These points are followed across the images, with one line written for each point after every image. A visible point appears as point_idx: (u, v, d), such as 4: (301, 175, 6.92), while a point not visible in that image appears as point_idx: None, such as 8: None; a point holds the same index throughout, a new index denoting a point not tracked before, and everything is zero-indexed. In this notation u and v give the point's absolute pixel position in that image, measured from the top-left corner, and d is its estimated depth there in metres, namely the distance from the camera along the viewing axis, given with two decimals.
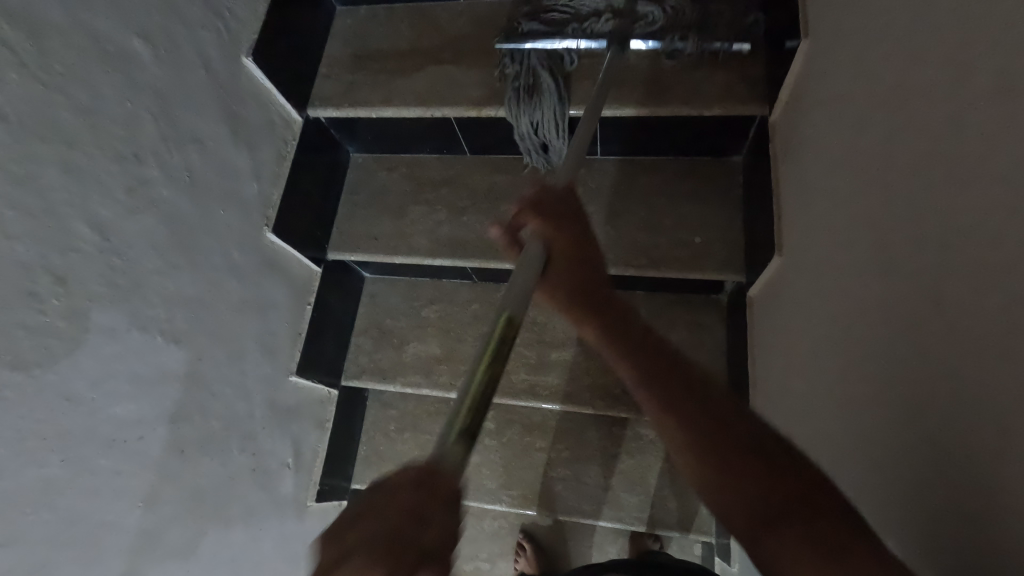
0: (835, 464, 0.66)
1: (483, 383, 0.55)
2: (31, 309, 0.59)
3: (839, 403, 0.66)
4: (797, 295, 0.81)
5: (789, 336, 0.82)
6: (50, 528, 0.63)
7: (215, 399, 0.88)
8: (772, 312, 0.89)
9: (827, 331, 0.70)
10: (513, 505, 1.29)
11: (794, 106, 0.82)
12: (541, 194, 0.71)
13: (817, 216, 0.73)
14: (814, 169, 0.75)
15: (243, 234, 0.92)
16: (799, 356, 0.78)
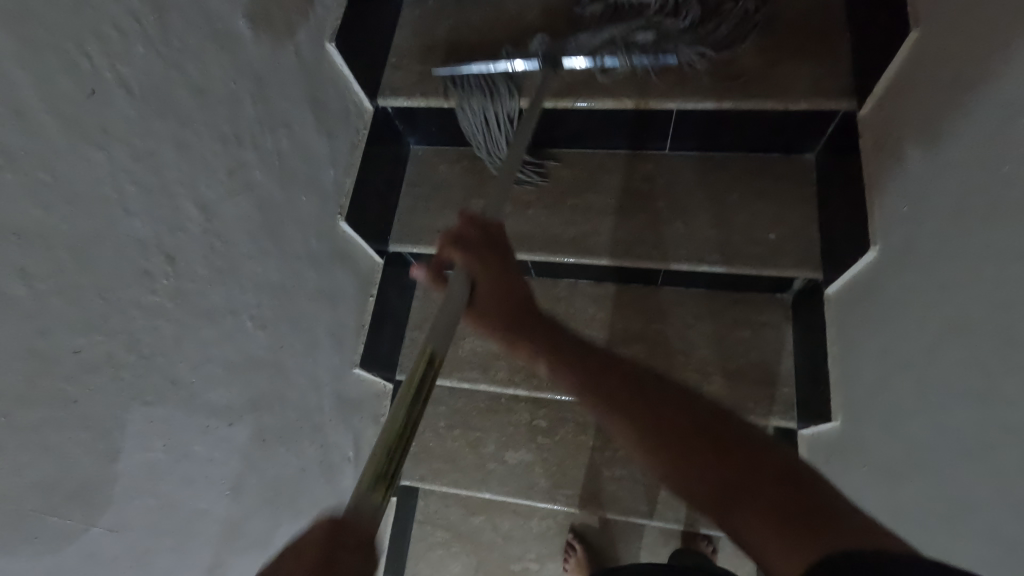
0: (936, 462, 0.65)
1: (401, 414, 0.58)
2: (143, 286, 0.58)
3: (939, 401, 0.65)
4: (885, 293, 0.80)
5: (872, 331, 0.82)
6: (151, 514, 0.61)
7: (292, 389, 0.86)
8: (855, 310, 0.88)
9: (922, 331, 0.69)
10: (568, 504, 1.27)
11: (888, 101, 0.81)
12: (459, 230, 0.75)
13: (916, 216, 0.72)
14: (911, 166, 0.74)
15: (321, 222, 0.91)
16: (887, 358, 0.77)
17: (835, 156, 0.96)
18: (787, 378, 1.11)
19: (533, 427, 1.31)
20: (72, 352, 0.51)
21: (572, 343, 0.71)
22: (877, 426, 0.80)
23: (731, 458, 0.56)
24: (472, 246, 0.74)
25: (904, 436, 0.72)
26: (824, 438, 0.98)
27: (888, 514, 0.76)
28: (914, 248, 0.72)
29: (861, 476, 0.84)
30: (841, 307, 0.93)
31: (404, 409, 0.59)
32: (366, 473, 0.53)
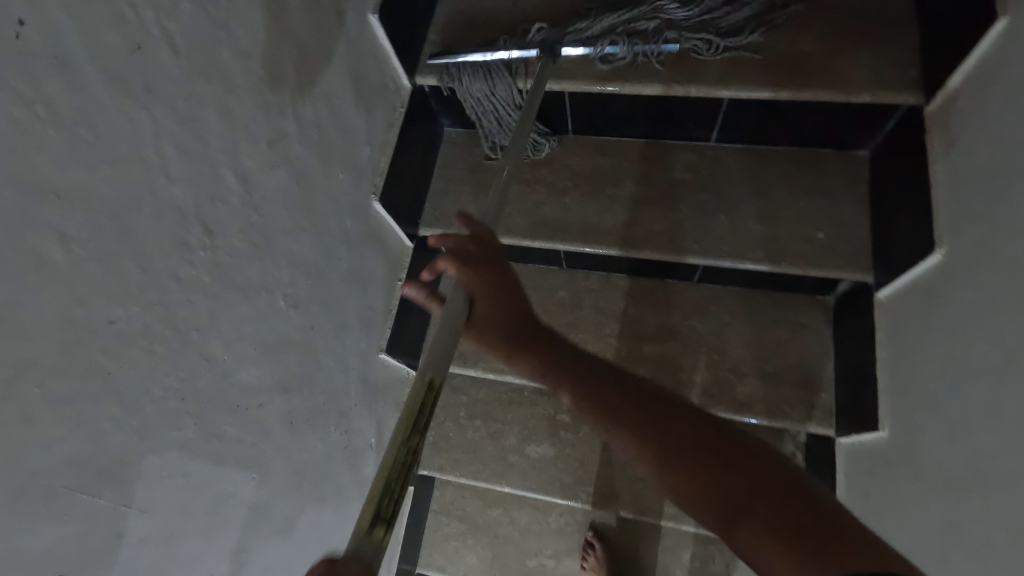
0: (1005, 481, 0.61)
1: (397, 455, 0.56)
2: (182, 257, 0.55)
3: (1013, 415, 0.61)
4: (955, 300, 0.75)
5: (939, 340, 0.77)
6: (181, 495, 0.59)
7: (321, 371, 0.84)
8: (915, 317, 0.83)
9: (1000, 340, 0.65)
10: (590, 502, 1.24)
11: (964, 95, 0.76)
12: (459, 244, 0.72)
13: (996, 219, 0.67)
14: (993, 163, 0.69)
15: (356, 201, 0.88)
16: (955, 368, 0.73)
17: (894, 151, 0.92)
18: (826, 383, 1.07)
19: (556, 421, 1.28)
20: (107, 323, 0.48)
21: (575, 354, 0.70)
22: (936, 436, 0.76)
23: (739, 475, 0.56)
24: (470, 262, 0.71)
25: (972, 451, 0.68)
26: (867, 447, 0.95)
27: (940, 531, 0.72)
28: (992, 253, 0.68)
29: (911, 489, 0.80)
30: (897, 314, 0.89)
31: (404, 440, 0.57)
32: (364, 511, 0.51)
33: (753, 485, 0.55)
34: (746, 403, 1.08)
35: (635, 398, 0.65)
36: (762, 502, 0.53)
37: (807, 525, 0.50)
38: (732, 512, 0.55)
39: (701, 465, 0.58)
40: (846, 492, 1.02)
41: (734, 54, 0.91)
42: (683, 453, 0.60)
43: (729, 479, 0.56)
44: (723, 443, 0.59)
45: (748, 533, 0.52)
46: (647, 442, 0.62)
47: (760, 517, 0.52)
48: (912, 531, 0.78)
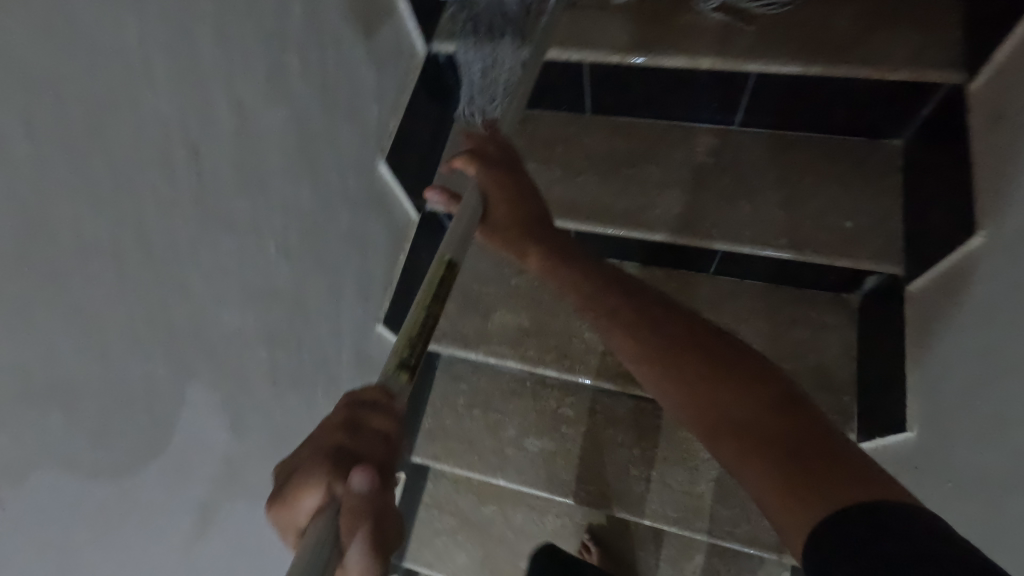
0: None
1: (416, 323, 0.56)
2: (162, 174, 0.52)
3: None
4: (995, 290, 0.69)
5: (977, 335, 0.71)
6: (143, 433, 0.55)
7: (312, 330, 0.80)
8: (949, 310, 0.77)
9: None
10: (588, 502, 1.17)
11: (1008, 71, 0.71)
12: (479, 143, 0.75)
13: None
14: None
15: (360, 159, 0.84)
16: (994, 358, 0.67)
17: (931, 138, 0.86)
18: (848, 386, 1.00)
19: (557, 415, 1.22)
20: (71, 226, 0.45)
21: (595, 262, 0.79)
22: (977, 433, 0.70)
23: (736, 387, 0.64)
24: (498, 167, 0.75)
25: (1005, 443, 0.64)
26: (899, 450, 0.89)
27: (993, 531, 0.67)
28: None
29: (956, 490, 0.75)
30: (927, 309, 0.83)
31: (425, 307, 0.57)
32: (391, 358, 0.53)
33: (746, 399, 0.63)
34: None
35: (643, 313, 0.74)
36: (752, 414, 0.62)
37: (797, 439, 0.58)
38: (723, 417, 0.64)
39: (697, 373, 0.67)
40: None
41: (762, 27, 0.88)
42: (682, 365, 0.69)
43: (724, 388, 0.65)
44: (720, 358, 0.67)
45: (732, 443, 0.61)
46: (650, 354, 0.71)
47: (751, 430, 0.61)
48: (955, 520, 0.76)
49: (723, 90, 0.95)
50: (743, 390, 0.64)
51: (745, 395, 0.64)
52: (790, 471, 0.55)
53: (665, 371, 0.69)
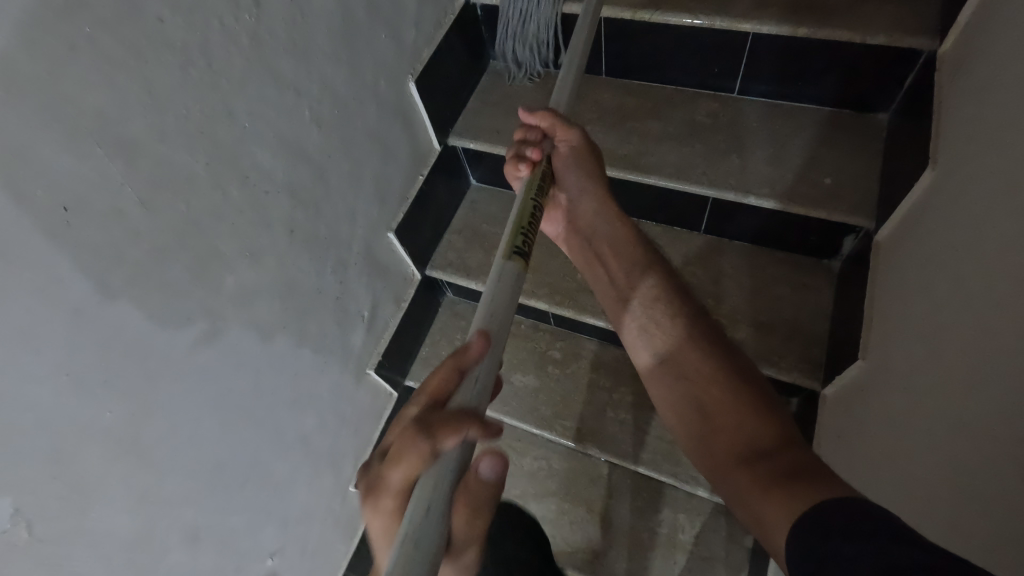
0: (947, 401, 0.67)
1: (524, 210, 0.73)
2: (229, 7, 0.65)
3: (968, 338, 0.65)
4: (927, 238, 0.79)
5: (912, 278, 0.80)
6: (179, 221, 0.66)
7: (330, 205, 0.91)
8: (893, 260, 0.86)
9: (967, 268, 0.68)
10: (564, 437, 1.22)
11: (967, 35, 0.79)
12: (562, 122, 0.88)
13: (973, 155, 0.71)
14: (970, 105, 0.74)
15: (393, 71, 0.97)
16: (943, 271, 0.73)
17: (908, 105, 0.94)
18: (819, 340, 1.04)
19: (546, 356, 1.30)
20: (155, 19, 0.57)
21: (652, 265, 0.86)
22: (923, 342, 0.75)
23: (751, 415, 0.69)
24: (584, 175, 0.92)
25: (930, 401, 0.70)
26: (845, 386, 0.92)
27: (933, 459, 0.68)
28: (970, 165, 0.71)
29: (903, 433, 0.75)
30: (877, 261, 0.91)
31: (530, 199, 0.76)
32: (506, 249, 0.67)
33: (757, 427, 0.68)
34: None
35: (682, 339, 0.79)
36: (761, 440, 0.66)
37: (790, 460, 0.61)
38: (750, 454, 0.66)
39: (725, 405, 0.72)
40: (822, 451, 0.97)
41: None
42: (721, 401, 0.73)
43: (739, 418, 0.70)
44: (741, 387, 0.73)
45: (748, 475, 0.63)
46: (687, 396, 0.76)
47: (763, 457, 0.64)
48: (893, 464, 0.76)
49: (723, 54, 1.05)
50: (759, 420, 0.68)
51: (767, 429, 0.67)
52: (773, 484, 0.58)
53: (676, 395, 0.78)
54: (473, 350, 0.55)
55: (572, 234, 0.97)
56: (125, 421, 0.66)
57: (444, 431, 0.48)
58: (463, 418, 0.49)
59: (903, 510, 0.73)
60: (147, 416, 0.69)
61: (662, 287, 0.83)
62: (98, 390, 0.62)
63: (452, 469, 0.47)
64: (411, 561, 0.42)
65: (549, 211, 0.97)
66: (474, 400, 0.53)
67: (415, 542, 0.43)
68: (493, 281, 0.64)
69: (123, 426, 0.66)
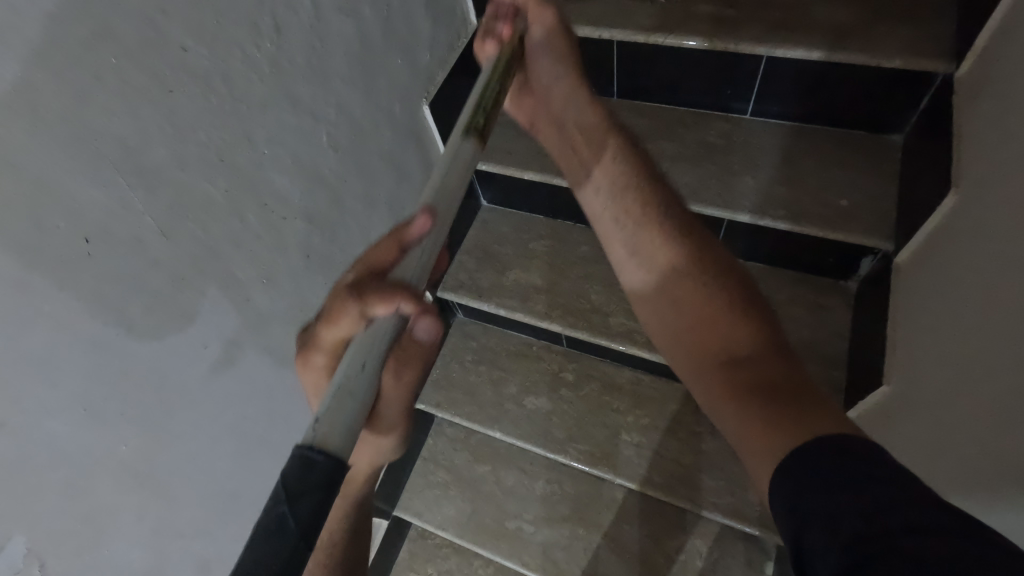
0: (981, 433, 0.67)
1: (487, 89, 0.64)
2: (250, 34, 0.65)
3: (988, 370, 0.65)
4: (940, 271, 0.79)
5: (928, 309, 0.81)
6: (198, 248, 0.65)
7: (344, 227, 0.90)
8: (908, 290, 0.87)
9: (982, 301, 0.69)
10: (578, 461, 1.21)
11: (983, 62, 0.80)
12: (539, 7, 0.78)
13: (986, 192, 0.72)
14: (983, 140, 0.75)
15: (407, 93, 0.97)
16: (963, 293, 0.73)
17: (924, 127, 0.94)
18: (839, 362, 1.02)
19: (558, 378, 1.28)
20: (179, 49, 0.57)
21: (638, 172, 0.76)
22: (940, 371, 0.75)
23: (736, 313, 0.64)
24: (555, 57, 0.80)
25: (963, 433, 0.71)
26: (869, 412, 0.90)
27: (987, 460, 0.67)
28: (985, 200, 0.72)
29: (949, 436, 0.74)
30: (894, 287, 0.91)
31: (492, 93, 0.64)
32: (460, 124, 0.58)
33: (742, 330, 0.63)
34: None
35: (661, 238, 0.72)
36: (742, 341, 0.62)
37: (777, 369, 0.57)
38: (729, 360, 0.62)
39: (710, 305, 0.66)
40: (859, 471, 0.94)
41: (772, 22, 1.00)
42: (697, 296, 0.68)
43: (727, 316, 0.65)
44: (729, 289, 0.67)
45: (732, 383, 0.59)
46: (666, 300, 0.71)
47: (747, 361, 0.60)
48: (950, 470, 0.75)
49: (735, 76, 1.06)
50: (743, 319, 0.64)
51: (749, 330, 0.63)
52: (754, 395, 0.55)
53: (667, 302, 0.71)
54: (414, 229, 0.48)
55: (544, 126, 0.86)
56: (140, 451, 0.65)
57: (375, 296, 0.43)
58: (397, 289, 0.43)
59: (981, 500, 0.72)
60: (161, 446, 0.67)
61: (641, 184, 0.75)
62: (115, 422, 0.61)
63: (385, 336, 0.43)
64: (340, 409, 0.39)
65: (517, 100, 0.86)
66: (417, 276, 0.47)
67: (339, 414, 0.39)
68: (444, 160, 0.54)
69: (139, 458, 0.65)
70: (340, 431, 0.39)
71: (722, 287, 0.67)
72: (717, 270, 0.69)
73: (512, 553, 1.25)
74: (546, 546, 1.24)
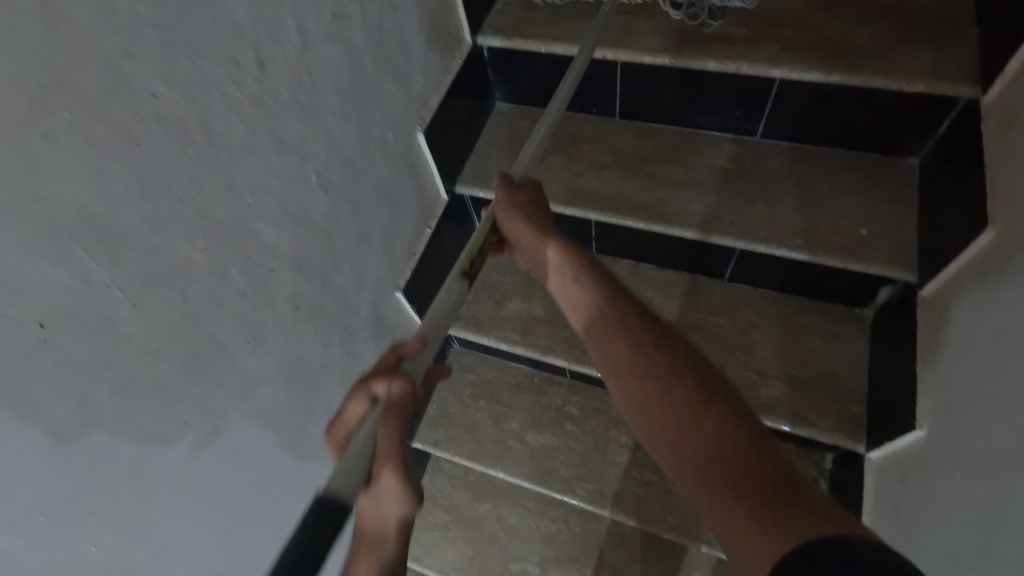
0: (978, 510, 0.66)
1: (480, 238, 0.75)
2: (230, 72, 0.57)
3: (1000, 442, 0.64)
4: (957, 323, 0.77)
5: (946, 361, 0.78)
6: (175, 316, 0.57)
7: (336, 272, 0.82)
8: (928, 338, 0.84)
9: (998, 364, 0.67)
10: (586, 501, 1.15)
11: (1007, 97, 0.77)
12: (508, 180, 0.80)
13: (1006, 250, 0.70)
14: (1005, 190, 0.73)
15: (400, 122, 0.90)
16: (980, 352, 0.71)
17: (945, 153, 0.90)
18: (859, 397, 0.97)
19: (563, 412, 1.23)
20: (147, 95, 0.49)
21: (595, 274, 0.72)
22: (955, 432, 0.73)
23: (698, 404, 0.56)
24: (508, 214, 0.78)
25: (960, 501, 0.69)
26: (899, 454, 0.85)
27: (976, 537, 0.65)
28: (1006, 255, 0.70)
29: (945, 503, 0.72)
30: (913, 332, 0.88)
31: (483, 236, 0.76)
32: (455, 269, 0.69)
33: (703, 425, 0.55)
34: (769, 406, 0.98)
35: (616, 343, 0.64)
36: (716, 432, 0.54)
37: (749, 465, 0.50)
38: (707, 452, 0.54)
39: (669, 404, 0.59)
40: None
41: (786, 42, 0.96)
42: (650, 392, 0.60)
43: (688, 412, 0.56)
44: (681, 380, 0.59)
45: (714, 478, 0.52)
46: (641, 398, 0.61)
47: (711, 464, 0.52)
48: (936, 539, 0.73)
49: (747, 98, 1.01)
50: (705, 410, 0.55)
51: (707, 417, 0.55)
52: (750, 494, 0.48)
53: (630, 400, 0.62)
54: (412, 346, 0.62)
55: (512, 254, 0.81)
56: (110, 550, 0.57)
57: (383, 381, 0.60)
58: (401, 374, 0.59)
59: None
60: (138, 539, 0.59)
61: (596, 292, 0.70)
62: (81, 524, 0.53)
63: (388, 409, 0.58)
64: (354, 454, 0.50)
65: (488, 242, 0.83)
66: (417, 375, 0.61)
67: (347, 471, 0.48)
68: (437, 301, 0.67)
69: (109, 558, 0.57)
70: (350, 484, 0.48)
71: (676, 380, 0.58)
72: (665, 357, 0.62)
73: None
74: None
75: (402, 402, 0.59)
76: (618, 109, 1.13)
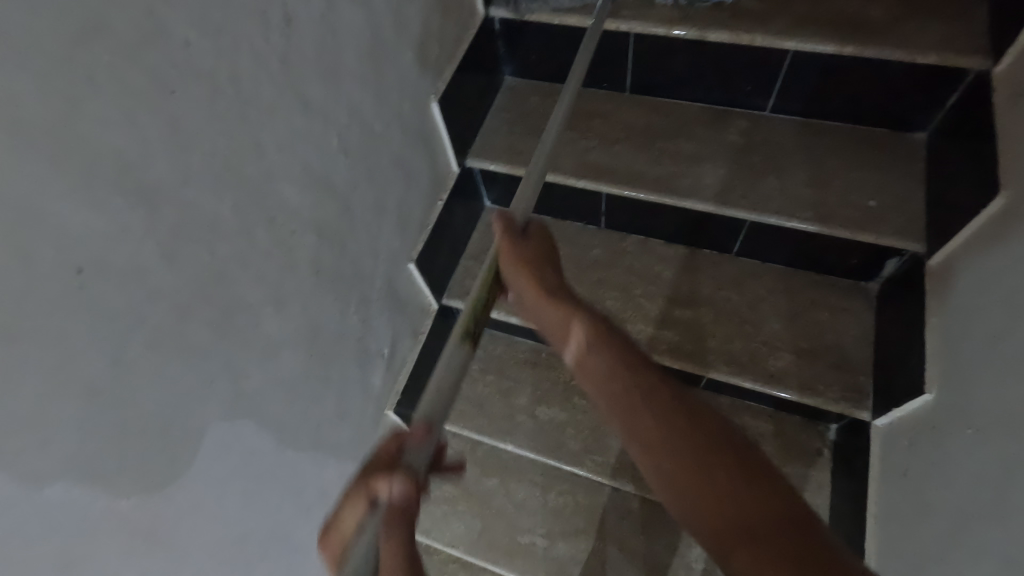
0: (990, 464, 0.68)
1: (482, 293, 0.67)
2: (259, 27, 0.57)
3: (1012, 398, 0.65)
4: (967, 288, 0.79)
5: (955, 327, 0.80)
6: (203, 272, 0.57)
7: (353, 239, 0.82)
8: (937, 304, 0.86)
9: (1008, 324, 0.69)
10: (595, 473, 1.16)
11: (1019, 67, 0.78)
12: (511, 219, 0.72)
13: (1017, 215, 0.72)
14: (1014, 158, 0.74)
15: (416, 91, 0.89)
16: (990, 314, 0.73)
17: (953, 125, 0.91)
18: (865, 367, 0.99)
19: (571, 386, 1.24)
20: (181, 44, 0.49)
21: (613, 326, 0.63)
22: (966, 393, 0.75)
23: (739, 480, 0.49)
24: (511, 260, 0.69)
25: (971, 459, 0.71)
26: (908, 418, 0.87)
27: (986, 492, 0.67)
28: (1016, 221, 0.72)
29: (954, 462, 0.75)
30: (921, 300, 0.90)
31: (484, 291, 0.68)
32: (455, 329, 0.60)
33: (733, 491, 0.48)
34: (778, 376, 1.00)
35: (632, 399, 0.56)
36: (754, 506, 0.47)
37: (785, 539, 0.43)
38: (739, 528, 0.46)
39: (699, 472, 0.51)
40: (878, 513, 0.91)
41: (798, 15, 0.96)
42: (680, 460, 0.52)
43: (725, 482, 0.49)
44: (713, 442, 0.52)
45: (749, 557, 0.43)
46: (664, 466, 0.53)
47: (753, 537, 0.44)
48: (944, 498, 0.75)
49: (759, 71, 1.01)
50: (739, 477, 0.49)
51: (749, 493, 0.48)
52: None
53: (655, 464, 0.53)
54: (414, 435, 0.49)
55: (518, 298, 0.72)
56: (141, 508, 0.57)
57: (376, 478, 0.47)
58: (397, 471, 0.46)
59: (955, 532, 0.72)
60: (165, 494, 0.59)
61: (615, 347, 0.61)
62: (113, 477, 0.53)
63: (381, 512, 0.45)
64: None
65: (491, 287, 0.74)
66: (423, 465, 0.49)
67: None
68: (438, 367, 0.56)
69: (140, 513, 0.57)
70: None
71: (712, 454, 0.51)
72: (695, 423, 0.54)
73: (525, 569, 1.19)
74: (561, 562, 1.17)
75: (406, 504, 0.46)
76: (629, 84, 1.14)
